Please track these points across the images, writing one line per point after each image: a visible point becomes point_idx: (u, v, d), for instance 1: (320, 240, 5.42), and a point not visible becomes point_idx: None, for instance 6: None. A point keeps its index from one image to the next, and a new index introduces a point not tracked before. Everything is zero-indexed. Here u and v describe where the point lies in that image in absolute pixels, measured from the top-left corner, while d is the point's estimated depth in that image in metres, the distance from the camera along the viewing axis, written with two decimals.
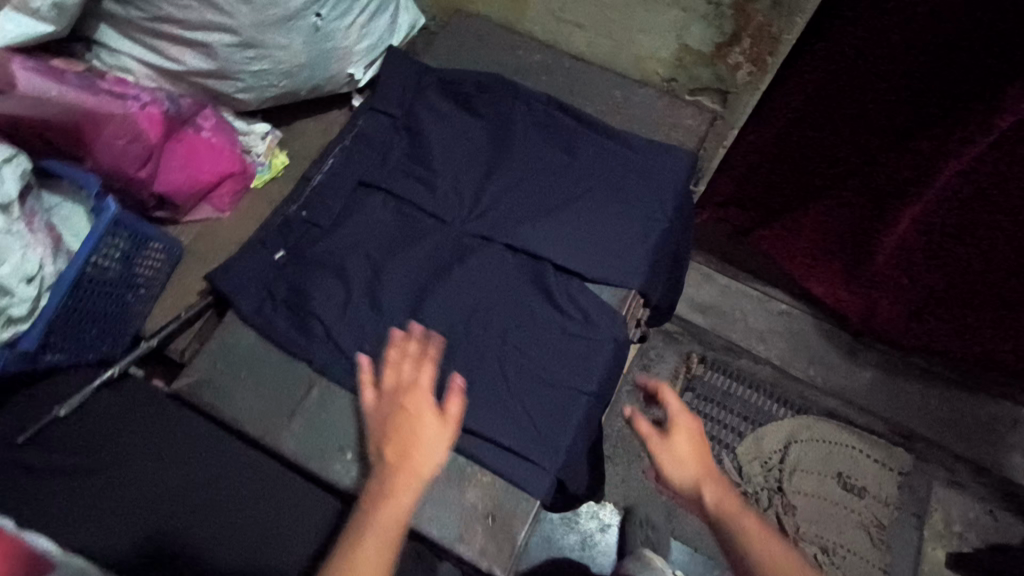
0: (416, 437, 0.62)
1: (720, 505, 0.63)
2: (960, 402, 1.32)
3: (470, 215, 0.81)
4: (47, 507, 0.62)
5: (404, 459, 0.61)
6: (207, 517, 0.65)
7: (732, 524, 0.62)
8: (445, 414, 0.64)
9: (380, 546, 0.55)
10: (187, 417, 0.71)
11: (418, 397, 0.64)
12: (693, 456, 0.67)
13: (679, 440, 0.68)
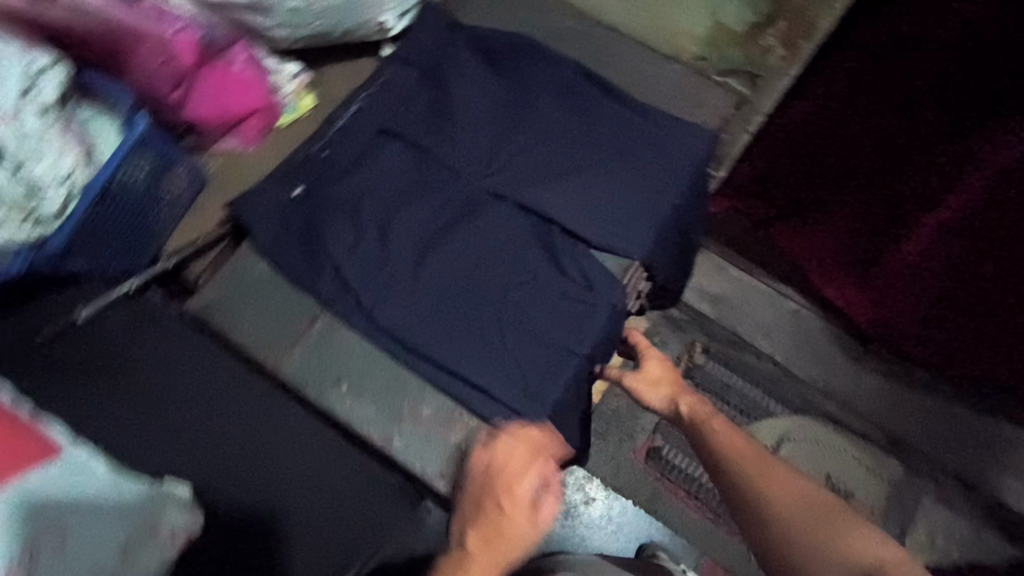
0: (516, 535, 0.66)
1: (692, 412, 0.82)
2: (960, 418, 1.31)
3: (485, 172, 0.82)
4: (55, 402, 0.65)
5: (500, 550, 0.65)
6: (199, 432, 0.67)
7: (704, 428, 0.79)
8: (541, 516, 0.67)
9: None
10: (191, 336, 0.73)
11: (516, 496, 0.67)
12: (661, 382, 0.87)
13: (650, 368, 0.88)
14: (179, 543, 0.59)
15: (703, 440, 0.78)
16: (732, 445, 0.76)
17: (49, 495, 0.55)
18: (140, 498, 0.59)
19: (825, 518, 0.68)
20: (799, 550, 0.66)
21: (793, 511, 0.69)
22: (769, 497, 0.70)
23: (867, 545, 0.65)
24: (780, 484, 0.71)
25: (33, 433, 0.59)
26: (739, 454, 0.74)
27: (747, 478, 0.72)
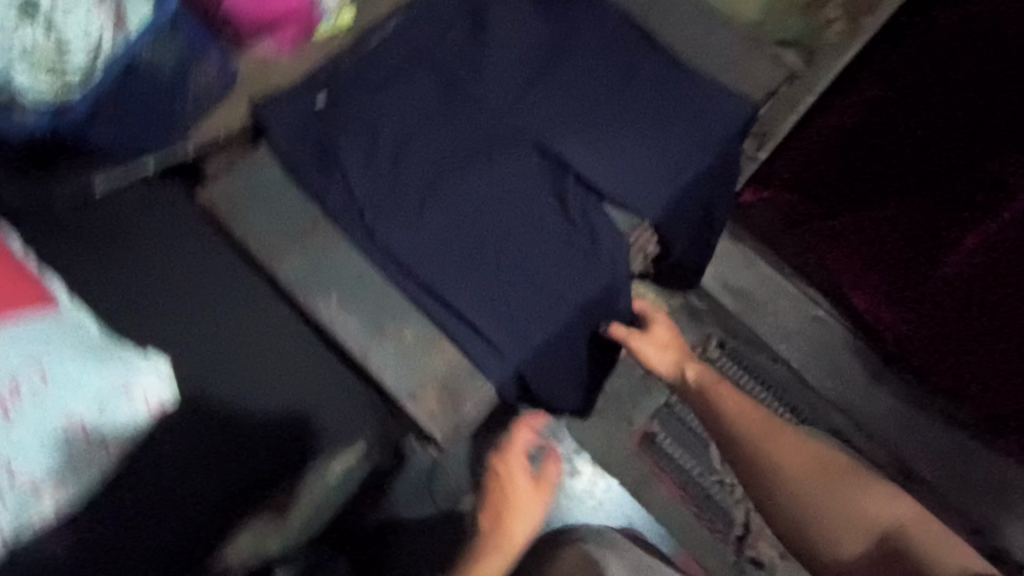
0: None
1: (700, 376, 0.79)
2: (979, 462, 1.20)
3: (510, 108, 0.80)
4: (68, 261, 0.69)
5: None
6: (192, 313, 0.71)
7: (712, 394, 0.76)
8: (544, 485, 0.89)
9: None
10: (195, 225, 0.74)
11: (521, 476, 0.89)
12: (668, 347, 0.84)
13: (657, 332, 0.84)
14: (150, 408, 0.62)
15: (714, 411, 0.75)
16: (742, 415, 0.72)
17: (35, 341, 0.59)
18: (117, 361, 0.62)
19: (839, 483, 0.65)
20: (818, 523, 0.64)
21: (808, 482, 0.65)
22: (783, 467, 0.67)
23: (884, 507, 0.63)
24: (792, 450, 0.68)
25: (36, 284, 0.62)
26: (750, 425, 0.71)
27: (762, 451, 0.69)
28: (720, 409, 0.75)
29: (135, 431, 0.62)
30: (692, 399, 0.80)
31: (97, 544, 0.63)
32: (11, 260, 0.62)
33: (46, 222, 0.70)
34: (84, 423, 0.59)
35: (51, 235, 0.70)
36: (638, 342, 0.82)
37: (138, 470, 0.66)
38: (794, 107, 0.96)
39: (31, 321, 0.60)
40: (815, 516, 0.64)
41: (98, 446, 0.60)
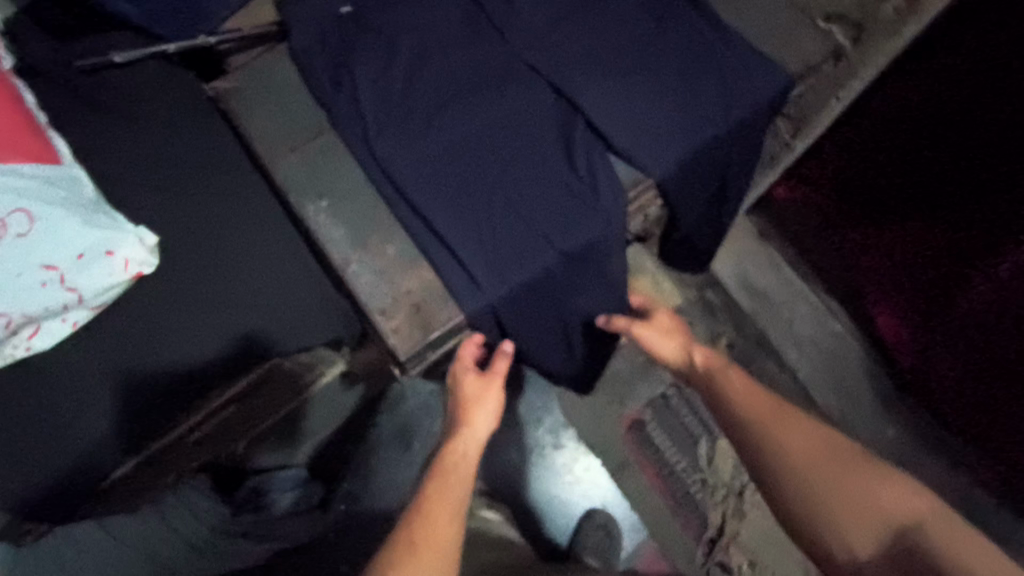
0: (474, 400, 0.68)
1: (707, 360, 0.67)
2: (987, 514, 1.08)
3: (534, 43, 0.77)
4: (80, 128, 0.72)
5: (465, 420, 0.67)
6: (182, 194, 0.72)
7: (716, 380, 0.64)
8: (494, 374, 0.70)
9: (458, 475, 0.60)
10: (207, 114, 0.76)
11: (467, 372, 0.70)
12: (675, 333, 0.73)
13: (659, 320, 0.74)
14: (131, 274, 0.63)
15: (715, 396, 0.63)
16: (743, 400, 0.60)
17: (28, 183, 0.60)
18: (105, 221, 0.62)
19: (845, 474, 0.50)
20: (817, 514, 0.50)
21: (807, 469, 0.52)
22: (780, 450, 0.54)
23: (902, 498, 0.47)
24: (795, 434, 0.54)
25: (41, 135, 0.64)
26: (751, 408, 0.58)
27: (755, 435, 0.56)
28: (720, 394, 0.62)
29: (111, 291, 0.63)
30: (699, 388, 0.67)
31: (49, 403, 0.64)
32: (21, 106, 0.64)
33: (69, 92, 0.73)
34: (62, 272, 0.61)
35: (72, 105, 0.73)
36: (640, 329, 0.72)
37: (97, 335, 0.67)
38: (838, 94, 0.87)
39: (33, 166, 0.62)
40: (823, 519, 0.49)
41: (73, 299, 0.61)
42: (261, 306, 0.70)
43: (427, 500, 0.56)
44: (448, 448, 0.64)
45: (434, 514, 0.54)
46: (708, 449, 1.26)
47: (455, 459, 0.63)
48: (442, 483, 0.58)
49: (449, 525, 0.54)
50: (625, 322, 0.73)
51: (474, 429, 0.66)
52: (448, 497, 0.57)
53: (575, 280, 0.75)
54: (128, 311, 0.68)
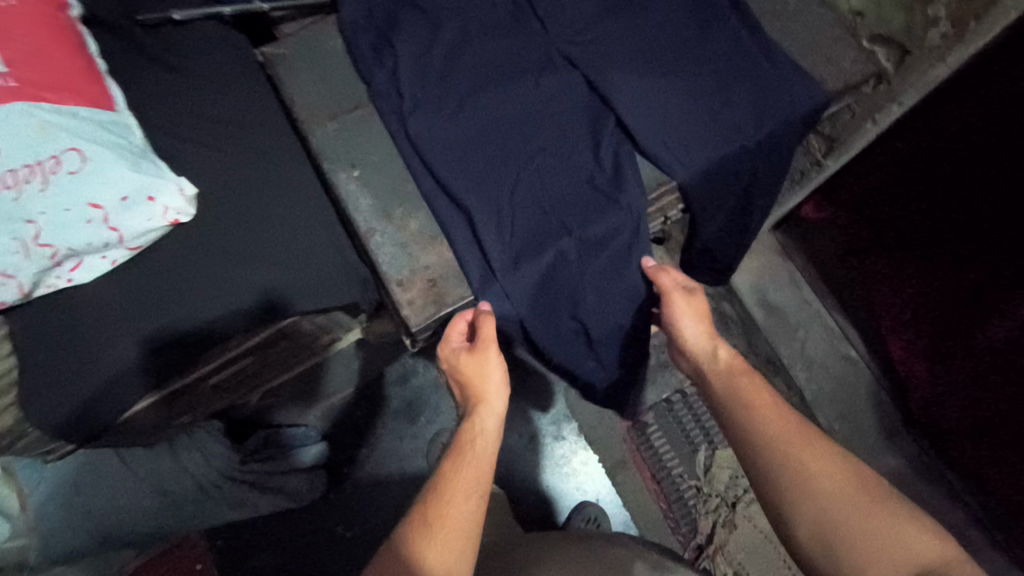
0: (479, 375, 0.70)
1: (730, 361, 0.70)
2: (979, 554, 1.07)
3: (574, 38, 0.79)
4: (131, 77, 0.75)
5: (477, 396, 0.70)
6: (220, 149, 0.74)
7: (733, 383, 0.68)
8: (481, 344, 0.69)
9: (480, 454, 0.65)
10: (254, 76, 0.79)
11: (459, 352, 0.71)
12: (705, 320, 0.75)
13: (699, 300, 0.75)
14: (168, 221, 0.67)
15: (726, 401, 0.66)
16: (767, 420, 0.62)
17: (83, 126, 0.64)
18: (150, 169, 0.66)
19: (870, 510, 0.55)
20: (841, 548, 0.54)
21: (833, 499, 0.56)
22: (809, 481, 0.58)
23: (923, 541, 0.53)
24: (821, 467, 0.58)
25: (99, 82, 0.67)
26: (774, 431, 0.61)
27: (779, 465, 0.59)
28: (739, 406, 0.65)
29: (149, 235, 0.67)
30: (707, 380, 0.71)
31: (78, 332, 0.68)
32: (83, 54, 0.67)
33: (133, 45, 0.77)
34: (106, 212, 0.64)
35: (133, 57, 0.76)
36: (677, 298, 0.74)
37: (125, 277, 0.69)
38: (872, 119, 0.90)
39: (91, 110, 0.65)
40: (849, 548, 0.54)
41: (114, 238, 0.65)
42: (286, 266, 0.72)
43: (446, 479, 0.62)
44: (466, 426, 0.68)
45: (452, 494, 0.60)
46: (706, 458, 1.25)
47: (474, 437, 0.67)
48: (459, 461, 0.64)
49: (465, 504, 0.60)
50: (669, 280, 0.74)
51: (488, 404, 0.69)
52: (464, 476, 0.62)
53: (591, 273, 0.75)
54: (155, 259, 0.70)
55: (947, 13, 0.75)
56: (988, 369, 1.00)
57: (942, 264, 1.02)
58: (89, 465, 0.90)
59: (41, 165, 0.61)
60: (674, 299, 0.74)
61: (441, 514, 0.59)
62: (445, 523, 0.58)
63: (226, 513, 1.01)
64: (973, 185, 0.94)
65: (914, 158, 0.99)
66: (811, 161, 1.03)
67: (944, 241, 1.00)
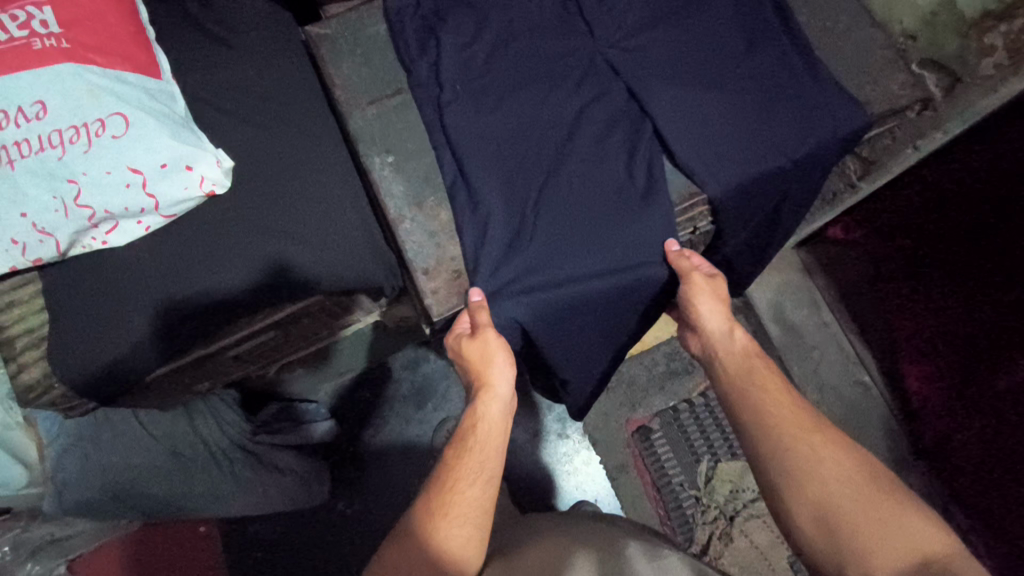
0: (483, 360, 0.69)
1: (748, 346, 0.72)
2: None
3: (619, 43, 0.78)
4: (178, 44, 0.76)
5: (481, 381, 0.70)
6: (257, 124, 0.75)
7: (750, 372, 0.69)
8: (486, 334, 0.69)
9: (486, 440, 0.66)
10: (300, 55, 0.80)
11: (463, 340, 0.70)
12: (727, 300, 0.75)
13: (720, 285, 0.74)
14: (204, 192, 0.67)
15: (739, 390, 0.68)
16: (780, 408, 0.65)
17: (130, 92, 0.65)
18: (191, 139, 0.66)
19: (871, 501, 0.58)
20: (842, 528, 0.57)
21: (840, 485, 0.59)
22: (814, 462, 0.61)
23: (922, 530, 0.55)
24: (826, 452, 0.61)
25: (148, 48, 0.68)
26: (785, 416, 0.64)
27: (787, 447, 0.62)
28: (751, 394, 0.67)
29: (185, 204, 0.67)
30: (722, 363, 0.72)
31: (109, 292, 0.69)
32: (135, 19, 0.68)
33: (185, 16, 0.78)
34: (145, 177, 0.65)
35: (184, 27, 0.77)
36: (700, 276, 0.72)
37: (157, 244, 0.70)
38: (914, 144, 0.87)
39: (139, 77, 0.66)
40: (846, 534, 0.57)
41: (150, 205, 0.66)
42: (313, 243, 0.72)
43: (449, 469, 0.64)
44: (470, 413, 0.69)
45: (456, 483, 0.62)
46: (708, 469, 1.24)
47: (480, 423, 0.68)
48: (463, 450, 0.65)
49: (469, 492, 0.62)
50: (689, 264, 0.73)
51: (492, 391, 0.69)
52: (468, 463, 0.64)
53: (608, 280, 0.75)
54: (189, 228, 0.71)
55: (1003, 43, 0.77)
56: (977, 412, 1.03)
57: (944, 308, 1.04)
58: (108, 421, 0.92)
59: (87, 127, 0.62)
60: (698, 284, 0.72)
61: (447, 503, 0.61)
62: (451, 513, 0.60)
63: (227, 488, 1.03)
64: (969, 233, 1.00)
65: (928, 201, 1.03)
66: (845, 184, 0.98)
67: (958, 276, 1.02)
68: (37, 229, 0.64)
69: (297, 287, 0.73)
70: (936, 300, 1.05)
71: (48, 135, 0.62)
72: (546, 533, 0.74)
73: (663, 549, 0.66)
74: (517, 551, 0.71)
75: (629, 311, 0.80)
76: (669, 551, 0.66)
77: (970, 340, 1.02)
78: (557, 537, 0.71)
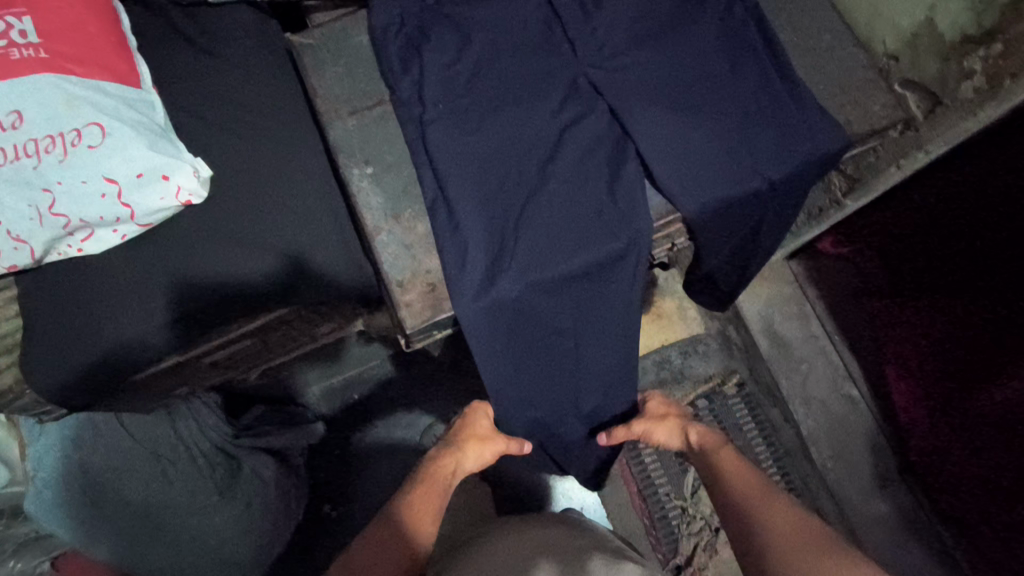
0: (478, 440, 0.83)
1: (703, 444, 0.83)
2: None
3: (602, 62, 0.79)
4: (162, 53, 0.77)
5: (461, 451, 0.81)
6: (238, 134, 0.75)
7: (713, 461, 0.80)
8: (490, 435, 0.83)
9: (443, 496, 0.77)
10: (284, 65, 0.81)
11: (472, 423, 0.84)
12: (666, 417, 0.87)
13: (652, 408, 0.88)
14: (180, 202, 0.68)
15: (715, 478, 0.78)
16: (737, 481, 0.75)
17: (107, 102, 0.65)
18: (168, 149, 0.67)
19: (817, 558, 0.62)
20: None
21: (793, 550, 0.64)
22: (773, 536, 0.67)
23: None
24: (782, 523, 0.68)
25: (129, 58, 0.68)
26: (747, 499, 0.73)
27: (751, 521, 0.70)
28: (720, 483, 0.77)
29: (161, 214, 0.68)
30: (697, 464, 0.84)
31: (79, 302, 0.69)
32: (116, 28, 0.68)
33: (168, 25, 0.78)
34: (120, 187, 0.65)
35: (167, 36, 0.78)
36: (637, 423, 0.86)
37: (132, 253, 0.70)
38: (896, 165, 0.87)
39: (117, 87, 0.66)
40: None
41: (126, 214, 0.66)
42: (288, 252, 0.73)
43: (414, 504, 0.74)
44: (438, 467, 0.80)
45: (417, 516, 0.72)
46: (695, 480, 1.25)
47: (442, 477, 0.79)
48: (429, 492, 0.76)
49: (424, 528, 0.72)
50: (623, 431, 0.87)
51: (463, 465, 0.82)
52: (431, 504, 0.75)
53: (579, 301, 0.77)
54: (163, 238, 0.71)
55: (983, 68, 0.73)
56: (948, 423, 1.04)
57: (921, 323, 1.05)
58: (90, 424, 0.95)
59: (63, 137, 0.63)
60: (641, 432, 0.86)
61: (408, 530, 0.70)
62: (410, 539, 0.69)
63: (202, 494, 1.02)
64: (942, 247, 1.01)
65: (911, 218, 1.04)
66: (831, 199, 1.00)
67: (931, 292, 1.03)
68: (12, 236, 0.64)
69: (280, 295, 0.74)
70: (911, 314, 1.07)
71: (23, 144, 0.62)
72: (517, 540, 0.75)
73: (624, 562, 0.66)
74: (484, 556, 0.72)
75: (601, 347, 0.81)
76: (629, 564, 0.66)
77: (935, 355, 1.04)
78: (520, 548, 0.71)
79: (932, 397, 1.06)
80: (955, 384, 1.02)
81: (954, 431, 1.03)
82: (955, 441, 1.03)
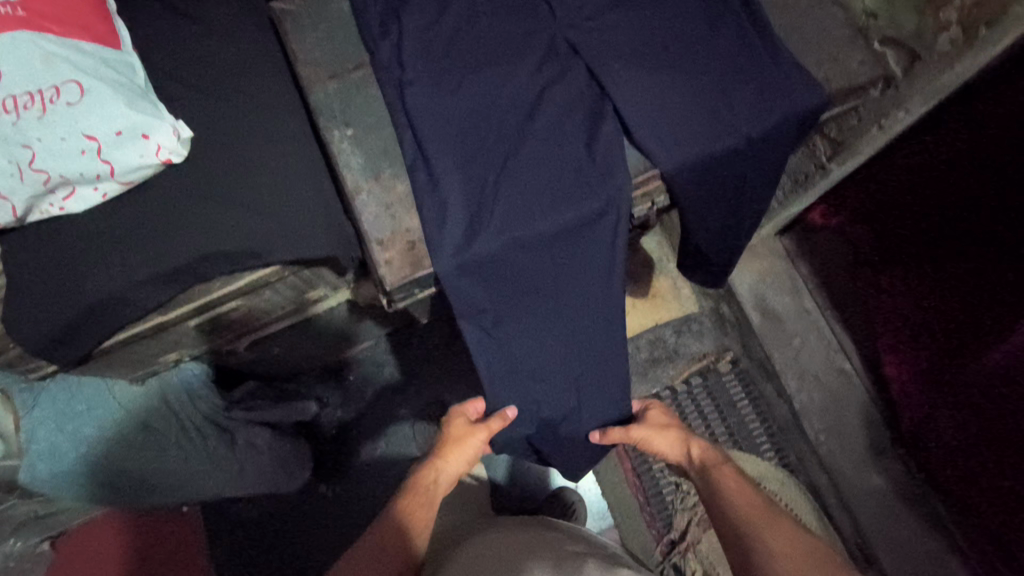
0: (458, 440, 0.83)
1: (703, 457, 0.82)
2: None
3: (579, 22, 0.79)
4: (146, 19, 0.78)
5: (443, 455, 0.82)
6: (219, 99, 0.76)
7: (711, 474, 0.78)
8: (468, 430, 0.83)
9: (429, 502, 0.78)
10: (265, 30, 0.81)
11: (453, 425, 0.85)
12: (667, 427, 0.87)
13: (653, 417, 0.88)
14: (161, 160, 0.68)
15: (711, 492, 0.76)
16: (736, 497, 0.73)
17: (86, 61, 0.66)
18: (147, 107, 0.67)
19: None
20: None
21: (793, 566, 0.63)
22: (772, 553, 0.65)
23: None
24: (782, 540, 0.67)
25: (109, 21, 0.69)
26: (745, 513, 0.71)
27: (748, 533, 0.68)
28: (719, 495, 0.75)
29: (143, 173, 0.69)
30: (694, 478, 0.82)
31: (64, 262, 0.70)
32: None
33: None
34: (100, 144, 0.66)
35: (152, 4, 0.79)
36: (636, 428, 0.85)
37: (116, 214, 0.71)
38: (878, 124, 0.87)
39: (97, 47, 0.67)
40: None
41: (106, 171, 0.67)
42: (267, 212, 0.73)
43: (398, 512, 0.75)
44: (422, 474, 0.81)
45: (400, 524, 0.74)
46: None
47: (426, 485, 0.80)
48: (414, 501, 0.77)
49: (407, 533, 0.73)
50: (621, 431, 0.86)
51: (447, 466, 0.82)
52: (415, 512, 0.76)
53: (561, 258, 0.78)
54: (145, 198, 0.72)
55: (958, 18, 0.73)
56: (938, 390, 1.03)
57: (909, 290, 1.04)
58: (75, 389, 0.95)
59: (42, 94, 0.64)
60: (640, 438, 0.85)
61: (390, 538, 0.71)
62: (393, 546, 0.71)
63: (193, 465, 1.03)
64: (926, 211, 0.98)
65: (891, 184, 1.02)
66: (815, 165, 1.01)
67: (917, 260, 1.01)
68: None
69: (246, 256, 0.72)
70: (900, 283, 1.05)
71: (3, 100, 0.63)
72: (511, 542, 0.75)
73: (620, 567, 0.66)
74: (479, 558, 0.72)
75: (583, 306, 0.81)
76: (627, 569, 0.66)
77: (925, 321, 1.03)
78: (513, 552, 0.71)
79: (921, 363, 1.05)
80: (947, 350, 1.00)
81: (945, 398, 1.02)
82: (947, 409, 1.02)
